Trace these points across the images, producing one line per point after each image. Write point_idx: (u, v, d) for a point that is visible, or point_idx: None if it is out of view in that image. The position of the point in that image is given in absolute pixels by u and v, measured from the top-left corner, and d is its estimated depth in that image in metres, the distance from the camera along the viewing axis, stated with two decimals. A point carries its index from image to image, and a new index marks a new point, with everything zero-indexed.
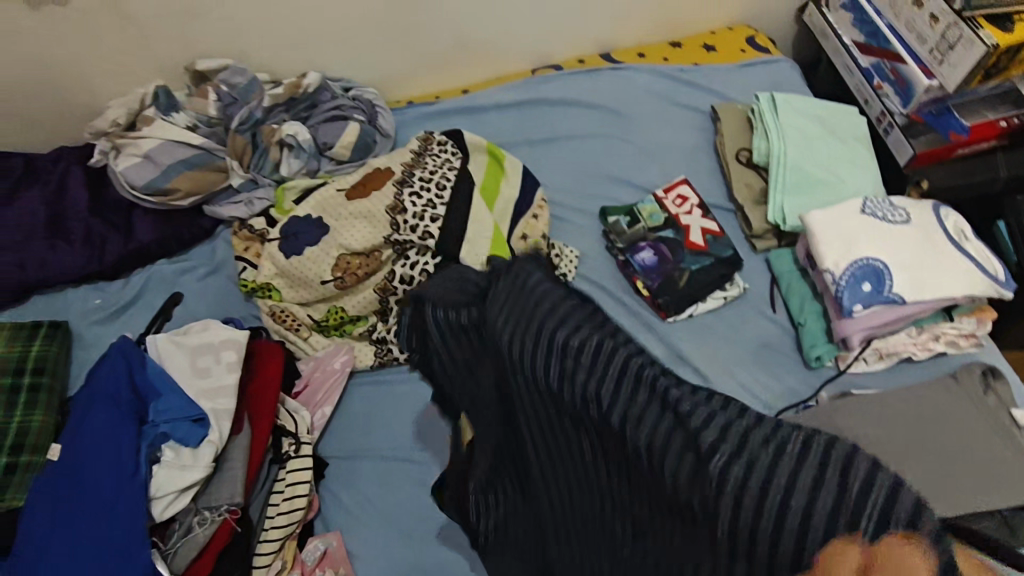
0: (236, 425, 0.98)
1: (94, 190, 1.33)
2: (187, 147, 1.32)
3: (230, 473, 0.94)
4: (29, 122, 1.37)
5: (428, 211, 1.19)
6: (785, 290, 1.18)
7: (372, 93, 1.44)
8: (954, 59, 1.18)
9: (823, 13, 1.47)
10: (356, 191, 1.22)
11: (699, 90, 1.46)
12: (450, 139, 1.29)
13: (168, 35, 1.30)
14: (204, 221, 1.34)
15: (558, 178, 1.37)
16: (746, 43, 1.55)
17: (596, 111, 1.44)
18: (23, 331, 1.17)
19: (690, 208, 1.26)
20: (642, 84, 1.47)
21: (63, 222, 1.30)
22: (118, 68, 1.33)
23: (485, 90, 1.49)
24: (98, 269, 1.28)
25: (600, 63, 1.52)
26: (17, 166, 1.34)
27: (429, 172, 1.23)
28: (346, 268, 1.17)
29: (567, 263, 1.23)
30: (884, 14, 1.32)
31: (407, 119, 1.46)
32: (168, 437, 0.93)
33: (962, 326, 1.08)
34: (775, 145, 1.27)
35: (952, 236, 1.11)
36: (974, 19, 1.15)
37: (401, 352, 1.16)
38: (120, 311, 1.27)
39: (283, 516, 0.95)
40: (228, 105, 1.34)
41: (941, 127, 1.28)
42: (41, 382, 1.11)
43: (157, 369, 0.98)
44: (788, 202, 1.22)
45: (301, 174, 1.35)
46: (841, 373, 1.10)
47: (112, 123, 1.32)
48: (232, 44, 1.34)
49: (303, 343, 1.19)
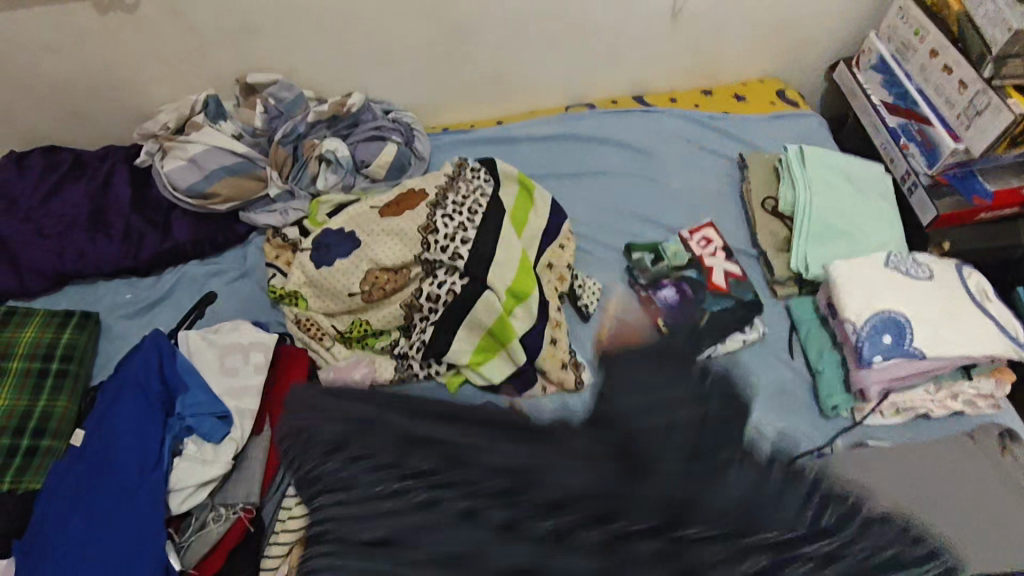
0: (258, 426, 1.02)
1: (138, 189, 1.38)
2: (231, 155, 1.37)
3: (248, 472, 0.97)
4: (81, 119, 1.43)
5: (459, 234, 1.19)
6: (804, 337, 1.19)
7: (411, 117, 1.49)
8: (981, 124, 1.21)
9: (853, 73, 1.52)
10: (389, 209, 1.26)
11: (727, 137, 1.50)
12: (484, 165, 1.31)
13: (225, 48, 1.36)
14: (238, 227, 1.38)
15: (584, 213, 1.40)
16: (777, 96, 1.59)
17: (626, 150, 1.48)
18: (56, 319, 1.19)
19: (714, 250, 1.29)
20: (672, 128, 1.51)
21: (104, 217, 1.34)
22: (172, 75, 1.39)
23: (519, 122, 1.54)
24: (133, 265, 1.31)
25: (632, 105, 1.56)
26: (66, 161, 1.41)
27: (462, 196, 1.24)
28: (374, 282, 1.20)
29: (590, 295, 1.26)
30: (914, 77, 1.37)
31: (441, 144, 1.51)
32: (191, 431, 0.97)
33: (981, 386, 1.09)
34: (802, 195, 1.30)
35: (974, 296, 1.12)
36: (1002, 87, 1.19)
37: (422, 369, 1.18)
38: (149, 308, 1.30)
39: (294, 518, 0.91)
40: (274, 118, 1.40)
41: (967, 192, 1.31)
42: (67, 370, 1.13)
43: (184, 363, 1.02)
44: (811, 251, 1.24)
45: (336, 189, 1.39)
46: (857, 424, 1.10)
47: (163, 127, 1.39)
48: (285, 61, 1.40)
49: (325, 352, 1.21)
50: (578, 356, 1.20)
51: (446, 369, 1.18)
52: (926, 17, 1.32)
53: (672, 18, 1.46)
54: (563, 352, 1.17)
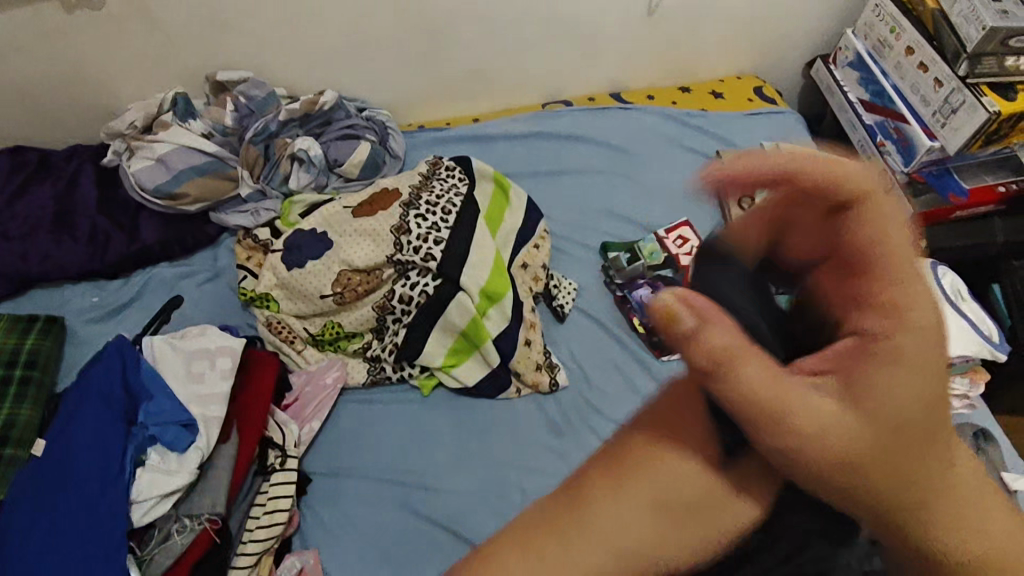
0: (224, 434, 0.99)
1: (104, 189, 1.35)
2: (201, 154, 1.34)
3: (214, 480, 0.95)
4: (46, 117, 1.39)
5: (432, 234, 1.16)
6: None
7: (385, 115, 1.46)
8: (957, 123, 1.21)
9: (830, 69, 1.51)
10: (362, 209, 1.22)
11: (704, 134, 1.49)
12: (458, 164, 1.29)
13: (194, 44, 1.33)
14: (208, 228, 1.35)
15: (560, 212, 1.38)
16: (754, 93, 1.59)
17: (603, 147, 1.47)
18: (20, 323, 1.17)
19: (690, 249, 1.27)
20: (650, 125, 1.50)
21: (70, 218, 1.31)
22: (139, 72, 1.35)
23: (494, 119, 1.52)
24: (100, 268, 1.29)
25: (609, 102, 1.54)
26: (32, 161, 1.37)
27: (436, 196, 1.22)
28: (346, 284, 1.17)
29: (565, 295, 1.25)
30: (890, 75, 1.36)
31: (417, 142, 1.48)
32: (155, 441, 0.95)
33: (956, 386, 1.10)
34: None
35: (950, 296, 1.13)
36: (977, 86, 1.19)
37: (394, 371, 1.16)
38: (117, 311, 1.27)
39: (263, 529, 0.96)
40: (246, 116, 1.37)
41: (941, 188, 1.32)
42: (31, 377, 1.11)
43: (149, 370, 1.01)
44: None
45: (309, 188, 1.36)
46: None
47: (130, 126, 1.35)
48: (256, 59, 1.37)
49: (296, 355, 1.19)
50: (554, 356, 1.19)
51: (420, 371, 1.16)
52: (902, 14, 1.31)
53: (649, 14, 1.45)
54: (538, 354, 1.15)
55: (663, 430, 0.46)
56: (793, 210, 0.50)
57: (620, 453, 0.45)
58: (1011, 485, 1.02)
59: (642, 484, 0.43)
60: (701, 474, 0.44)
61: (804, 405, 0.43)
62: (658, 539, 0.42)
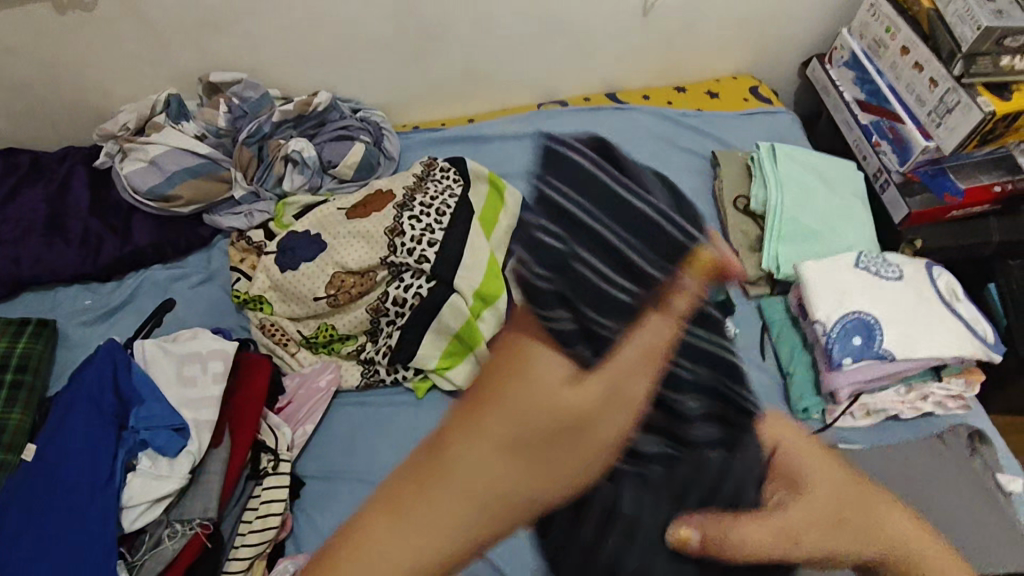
0: (216, 438, 0.99)
1: (97, 192, 1.34)
2: (193, 155, 1.33)
3: (206, 485, 0.95)
4: (38, 119, 1.38)
5: (426, 236, 1.16)
6: (776, 339, 1.19)
7: (379, 116, 1.46)
8: (952, 123, 1.21)
9: (825, 69, 1.50)
10: (356, 210, 1.22)
11: (700, 134, 1.49)
12: (453, 165, 1.28)
13: (187, 46, 1.32)
14: (202, 230, 1.34)
15: None
16: (750, 93, 1.58)
17: None
18: (11, 327, 1.16)
19: None
20: (645, 126, 1.49)
21: (62, 221, 1.30)
22: (132, 73, 1.35)
23: (489, 120, 1.51)
24: (93, 270, 1.28)
25: (605, 102, 1.54)
26: (24, 163, 1.36)
27: (430, 197, 1.21)
28: (340, 287, 1.16)
29: None
30: (886, 75, 1.36)
31: (412, 143, 1.48)
32: (146, 445, 0.94)
33: (952, 387, 1.10)
34: (773, 195, 1.29)
35: (944, 296, 1.14)
36: (972, 85, 1.19)
37: (389, 374, 1.15)
38: (110, 314, 1.26)
39: (255, 534, 0.95)
40: (239, 118, 1.36)
41: (937, 188, 1.31)
42: (22, 381, 1.10)
43: (140, 374, 1.00)
44: (782, 251, 1.24)
45: (303, 190, 1.35)
46: (828, 427, 1.09)
47: (123, 128, 1.34)
48: (250, 60, 1.37)
49: (290, 357, 1.18)
50: None
51: (414, 374, 1.15)
52: (897, 14, 1.30)
53: (644, 15, 1.44)
54: None
55: (535, 368, 0.50)
56: (784, 436, 0.61)
57: (463, 411, 0.49)
58: (1006, 486, 1.03)
59: (490, 420, 0.47)
60: (552, 390, 0.49)
61: (616, 429, 0.53)
62: (505, 474, 0.46)
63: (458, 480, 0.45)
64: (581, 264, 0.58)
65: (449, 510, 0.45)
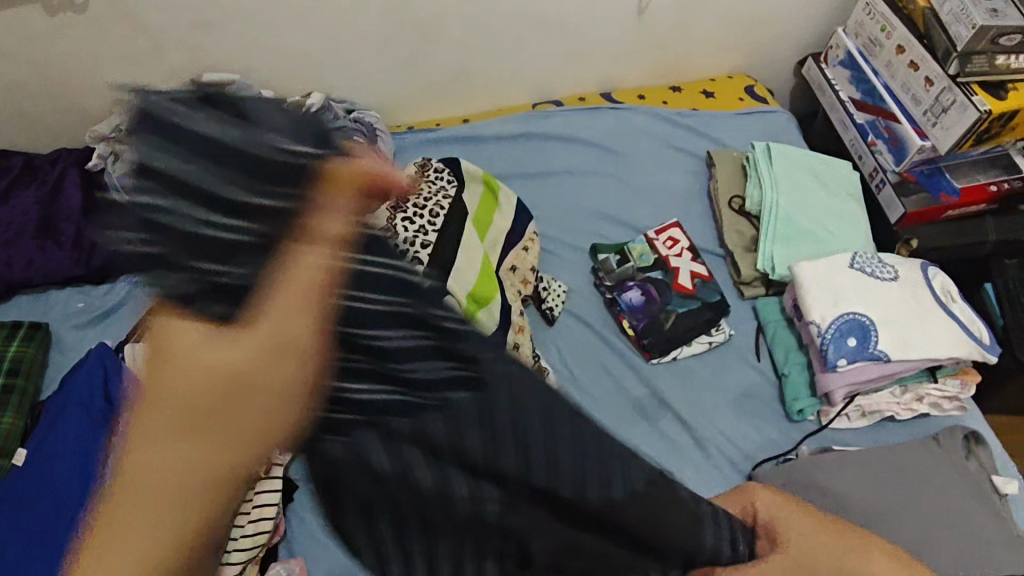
0: None
1: (89, 194, 1.33)
2: None
3: None
4: (30, 121, 1.38)
5: (419, 238, 1.13)
6: (771, 339, 1.19)
7: (373, 116, 1.44)
8: (947, 122, 1.20)
9: (821, 68, 1.50)
10: None
11: (695, 134, 1.48)
12: (446, 166, 1.28)
13: (179, 47, 1.32)
14: None
15: (550, 214, 1.37)
16: (746, 92, 1.58)
17: (593, 148, 1.45)
18: (4, 331, 1.15)
19: (680, 250, 1.27)
20: (640, 125, 1.48)
21: (54, 224, 1.29)
22: (124, 74, 1.34)
23: (484, 120, 1.50)
24: (85, 273, 1.27)
25: (600, 102, 1.53)
26: (16, 166, 1.35)
27: (423, 199, 1.20)
28: None
29: (554, 298, 1.23)
30: (881, 74, 1.35)
31: (406, 143, 1.47)
32: None
33: (946, 388, 1.10)
34: (768, 195, 1.28)
35: (940, 297, 1.13)
36: (968, 84, 1.18)
37: None
38: (102, 318, 1.25)
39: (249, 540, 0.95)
40: None
41: (932, 188, 1.31)
42: (13, 385, 1.09)
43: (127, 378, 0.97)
44: (778, 252, 1.23)
45: None
46: (822, 427, 1.11)
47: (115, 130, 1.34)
48: (242, 62, 1.36)
49: None
50: (544, 360, 1.18)
51: None
52: (892, 13, 1.30)
53: (639, 14, 1.44)
54: (527, 359, 1.14)
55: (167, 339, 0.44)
56: (766, 498, 0.71)
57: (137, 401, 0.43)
58: (1002, 489, 1.01)
59: (153, 408, 0.42)
60: (202, 351, 0.43)
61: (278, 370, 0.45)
62: (175, 461, 0.41)
63: (133, 483, 0.40)
64: (180, 216, 0.47)
65: (150, 514, 0.40)
